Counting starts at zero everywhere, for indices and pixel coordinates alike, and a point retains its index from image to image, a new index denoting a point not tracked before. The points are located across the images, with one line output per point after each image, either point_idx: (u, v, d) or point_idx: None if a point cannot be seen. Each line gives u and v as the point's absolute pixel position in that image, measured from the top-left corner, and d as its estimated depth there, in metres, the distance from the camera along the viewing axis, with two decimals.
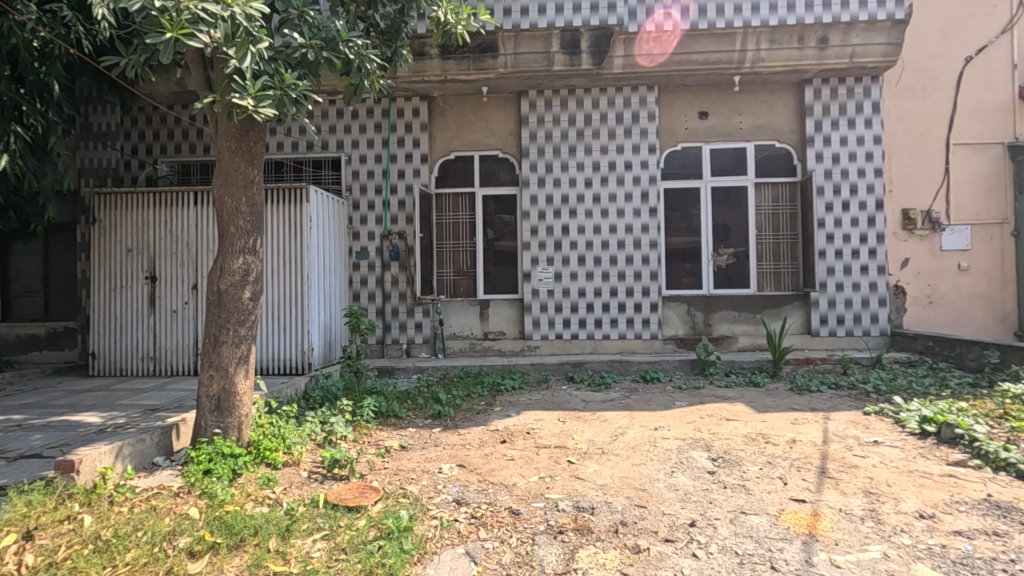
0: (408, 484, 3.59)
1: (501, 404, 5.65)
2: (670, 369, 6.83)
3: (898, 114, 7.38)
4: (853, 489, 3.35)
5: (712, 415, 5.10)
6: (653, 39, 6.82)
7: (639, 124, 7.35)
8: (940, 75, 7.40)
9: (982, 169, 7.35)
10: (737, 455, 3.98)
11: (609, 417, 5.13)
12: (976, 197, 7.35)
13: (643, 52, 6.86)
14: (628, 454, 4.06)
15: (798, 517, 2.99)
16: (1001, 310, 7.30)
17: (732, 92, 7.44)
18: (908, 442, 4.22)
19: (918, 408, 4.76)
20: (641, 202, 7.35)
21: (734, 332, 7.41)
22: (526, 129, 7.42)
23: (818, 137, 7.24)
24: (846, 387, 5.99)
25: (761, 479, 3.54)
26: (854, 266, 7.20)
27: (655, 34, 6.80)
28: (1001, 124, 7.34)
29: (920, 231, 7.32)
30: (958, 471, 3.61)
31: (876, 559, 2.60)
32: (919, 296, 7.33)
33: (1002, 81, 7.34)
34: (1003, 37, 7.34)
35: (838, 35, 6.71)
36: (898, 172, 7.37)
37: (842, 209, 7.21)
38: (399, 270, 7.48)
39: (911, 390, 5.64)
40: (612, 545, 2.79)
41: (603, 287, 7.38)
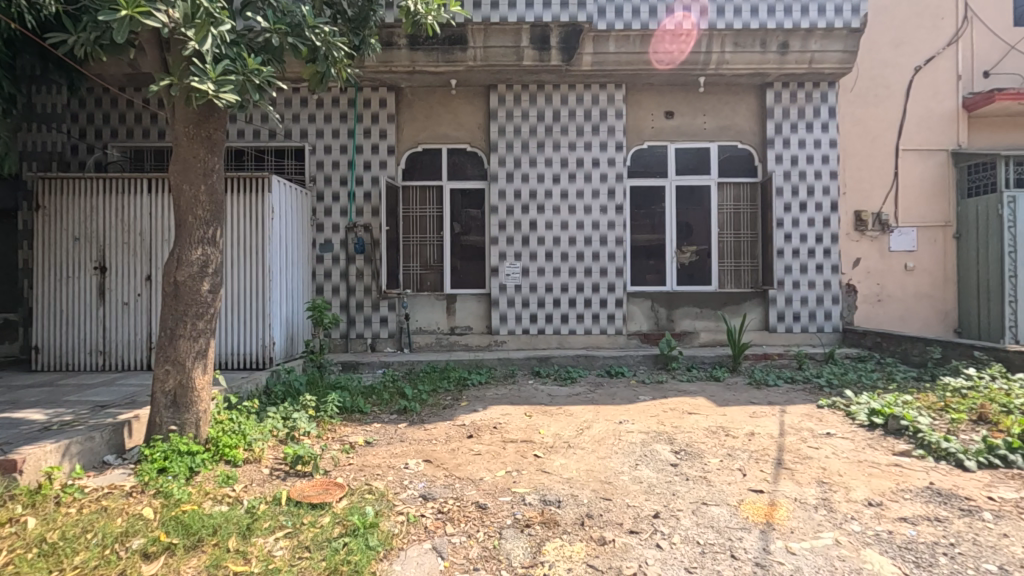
0: (373, 480, 3.55)
1: (468, 399, 5.65)
2: (634, 364, 6.96)
3: (851, 120, 7.70)
4: (808, 479, 3.49)
5: (675, 409, 5.22)
6: (665, 39, 6.93)
7: (606, 122, 7.43)
8: (892, 83, 7.74)
9: (928, 174, 7.72)
10: (699, 447, 4.09)
11: (575, 411, 5.19)
12: (922, 201, 7.72)
13: (655, 51, 6.95)
14: (594, 448, 4.11)
15: (756, 507, 3.10)
16: (943, 309, 7.72)
17: (696, 93, 7.59)
18: (858, 434, 4.41)
19: (867, 401, 4.99)
20: (608, 199, 7.44)
21: (695, 328, 7.59)
22: (495, 123, 7.39)
23: (778, 139, 7.47)
24: (800, 381, 6.23)
25: (721, 471, 3.64)
26: (810, 265, 7.47)
27: (668, 33, 6.89)
28: (946, 131, 7.73)
29: (871, 232, 7.66)
30: (904, 461, 3.79)
31: (829, 545, 2.70)
32: (869, 294, 7.67)
33: (948, 91, 7.73)
34: (949, 49, 7.72)
35: (798, 40, 6.94)
36: (851, 175, 7.69)
37: (800, 209, 7.46)
38: (364, 263, 7.37)
39: (861, 384, 5.92)
40: (578, 538, 2.81)
41: (570, 283, 7.44)
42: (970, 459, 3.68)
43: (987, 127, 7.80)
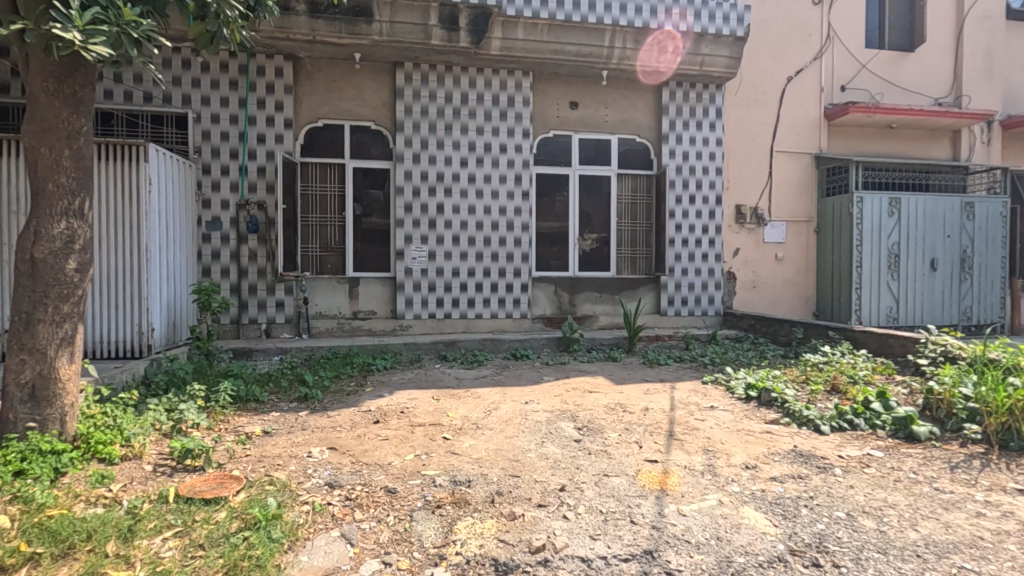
0: (274, 471, 3.37)
1: (373, 384, 5.52)
2: (538, 347, 7.18)
3: (734, 121, 8.40)
4: (695, 448, 3.83)
5: (576, 388, 5.48)
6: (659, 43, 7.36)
7: (514, 108, 7.51)
8: (769, 89, 8.53)
9: (796, 174, 8.64)
10: (600, 423, 4.33)
11: (482, 393, 5.26)
12: (791, 198, 8.64)
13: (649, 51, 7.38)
14: (501, 428, 4.21)
15: (651, 476, 3.35)
16: (805, 294, 8.74)
17: (599, 86, 7.88)
18: (737, 406, 4.90)
19: (744, 376, 5.56)
20: (514, 184, 7.54)
21: (595, 312, 7.96)
22: (401, 102, 7.18)
23: (671, 135, 7.98)
24: (688, 360, 6.78)
25: (620, 444, 3.89)
26: (697, 254, 8.10)
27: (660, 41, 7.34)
28: (811, 137, 8.68)
29: (749, 225, 8.45)
30: (774, 428, 4.27)
31: (714, 505, 2.98)
32: (745, 281, 8.48)
33: (813, 100, 8.67)
34: (815, 63, 8.65)
35: (691, 43, 7.42)
36: (733, 172, 8.41)
37: (689, 202, 8.04)
38: (258, 243, 6.89)
39: (738, 361, 6.57)
40: (489, 515, 2.86)
41: (477, 267, 7.48)
42: (825, 424, 4.23)
43: (843, 135, 8.87)
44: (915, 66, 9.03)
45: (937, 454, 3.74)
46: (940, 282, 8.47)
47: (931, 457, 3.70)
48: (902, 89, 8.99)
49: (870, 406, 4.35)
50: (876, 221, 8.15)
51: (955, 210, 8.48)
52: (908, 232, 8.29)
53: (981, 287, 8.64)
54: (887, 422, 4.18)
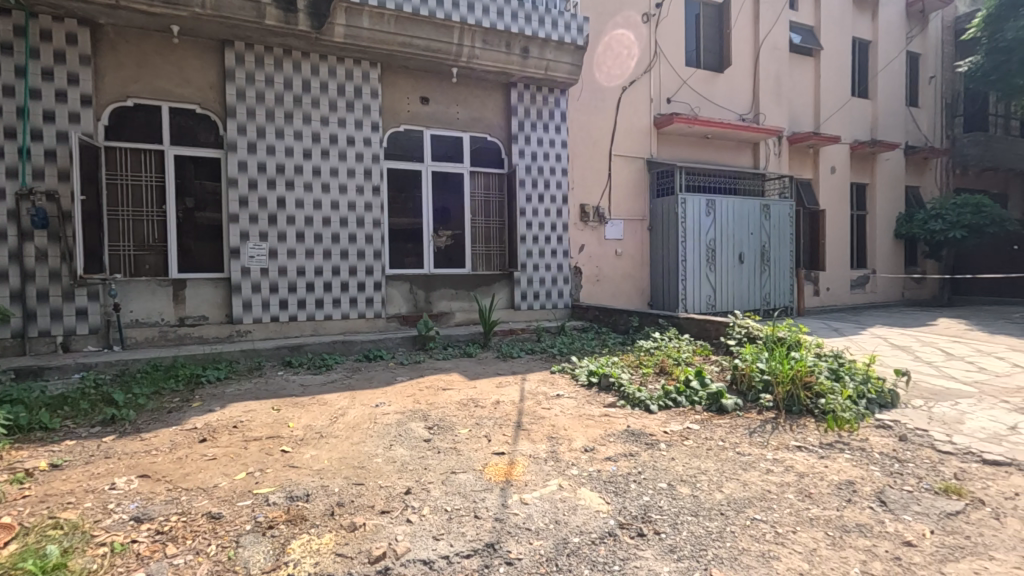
0: (62, 511, 2.84)
1: (201, 398, 4.94)
2: (393, 346, 7.00)
3: (578, 125, 8.93)
4: (540, 436, 4.00)
5: (430, 387, 5.42)
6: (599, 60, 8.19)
7: (361, 100, 7.21)
8: (608, 97, 9.20)
9: (631, 177, 9.45)
10: (451, 420, 4.34)
11: (330, 399, 4.98)
12: (627, 198, 9.43)
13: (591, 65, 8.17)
14: (347, 435, 4.01)
15: (497, 468, 3.42)
16: (641, 286, 9.62)
17: (450, 82, 7.88)
18: (580, 392, 5.23)
19: (587, 364, 5.95)
20: (364, 179, 7.24)
21: (451, 309, 7.97)
22: (232, 85, 6.51)
23: (521, 135, 8.25)
24: (539, 351, 7.09)
25: (469, 440, 3.92)
26: (547, 250, 8.48)
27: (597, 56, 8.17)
28: (644, 143, 9.55)
29: (592, 223, 9.06)
30: (611, 411, 4.63)
31: (554, 490, 3.13)
32: (590, 275, 9.09)
33: (644, 110, 9.54)
34: (645, 76, 9.53)
35: (536, 48, 7.74)
36: (577, 173, 8.95)
37: (539, 200, 8.38)
38: (48, 241, 5.80)
39: (584, 350, 7.03)
40: (327, 529, 2.70)
41: (325, 266, 7.06)
42: (654, 403, 4.67)
43: (669, 142, 9.88)
44: (724, 85, 10.38)
45: (740, 423, 4.33)
46: (746, 273, 9.85)
47: (735, 425, 4.27)
48: (714, 104, 10.27)
49: (690, 384, 4.91)
50: (697, 220, 9.21)
51: (755, 211, 9.92)
52: (722, 230, 9.50)
53: (775, 276, 10.22)
54: (702, 397, 4.75)
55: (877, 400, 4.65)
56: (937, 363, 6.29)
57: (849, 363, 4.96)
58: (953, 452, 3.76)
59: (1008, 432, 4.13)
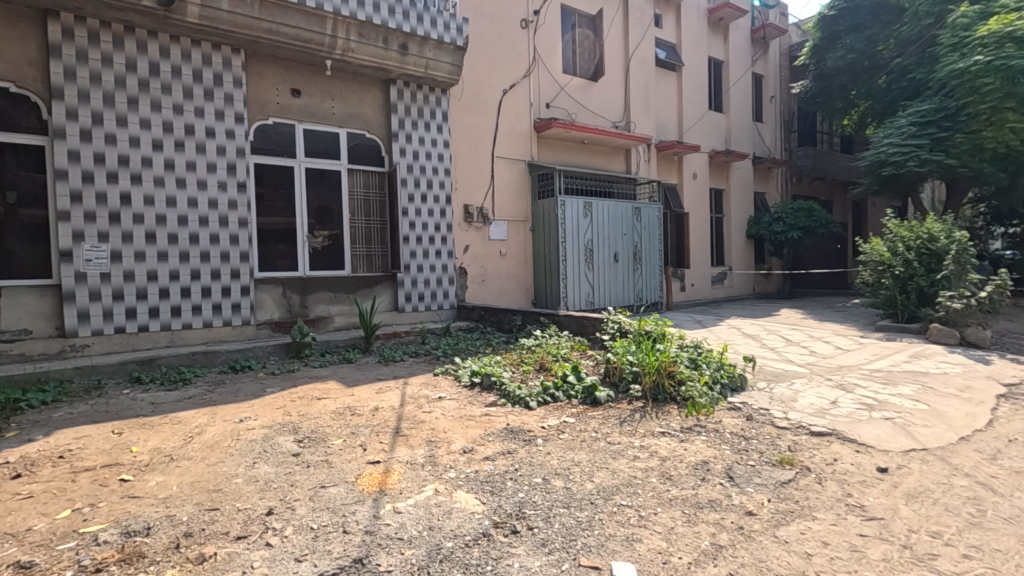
0: None
1: (18, 427, 4.20)
2: (263, 355, 6.49)
3: (460, 126, 8.90)
4: (419, 441, 3.91)
5: (303, 397, 5.09)
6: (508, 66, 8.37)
7: (222, 88, 6.60)
8: (489, 99, 9.27)
9: (513, 178, 9.62)
10: (324, 431, 4.10)
11: (184, 417, 4.48)
12: (510, 199, 9.60)
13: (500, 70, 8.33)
14: (203, 455, 3.63)
15: (371, 478, 3.29)
16: (524, 285, 9.85)
17: (323, 75, 7.48)
18: (461, 393, 5.21)
19: (470, 364, 5.95)
20: (227, 175, 6.63)
21: (330, 313, 7.57)
22: (58, 62, 5.62)
23: (401, 134, 8.05)
24: (422, 354, 6.97)
25: (343, 450, 3.73)
26: (430, 251, 8.36)
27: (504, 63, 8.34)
28: (524, 146, 9.77)
29: (476, 223, 9.09)
30: (492, 410, 4.65)
31: (429, 496, 3.07)
32: (474, 276, 9.12)
33: (524, 113, 9.76)
34: (525, 81, 9.75)
35: (415, 45, 7.60)
36: (460, 173, 8.92)
37: (421, 200, 8.23)
38: None
39: (467, 350, 7.03)
40: (170, 565, 2.41)
41: (181, 270, 6.34)
42: (533, 400, 4.79)
43: (548, 146, 10.22)
44: (598, 93, 10.95)
45: (612, 413, 4.56)
46: (621, 271, 10.47)
47: (608, 416, 4.49)
48: (590, 111, 10.79)
49: (567, 379, 5.10)
50: (575, 222, 9.60)
51: (628, 213, 10.57)
52: (598, 231, 10.00)
53: (646, 274, 10.97)
54: (578, 391, 4.95)
55: (729, 384, 5.15)
56: (778, 349, 7.13)
57: (706, 352, 5.44)
58: (788, 427, 4.27)
59: (830, 405, 4.77)
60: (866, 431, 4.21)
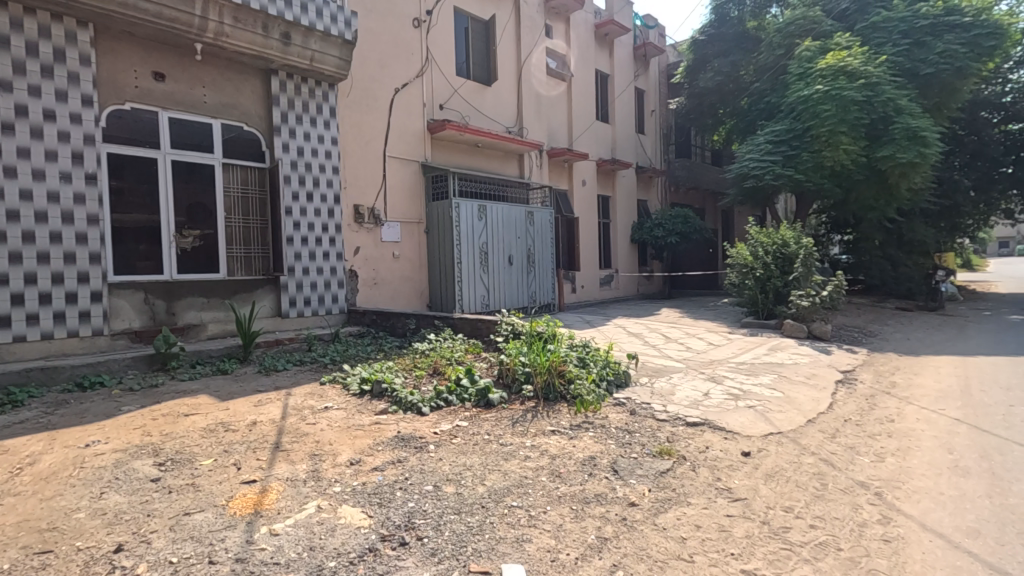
0: None
1: None
2: (120, 369, 5.75)
3: (350, 122, 8.53)
4: (301, 456, 3.67)
5: (167, 414, 4.57)
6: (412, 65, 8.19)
7: (64, 64, 5.70)
8: (380, 97, 8.98)
9: (406, 179, 9.41)
10: (191, 452, 3.70)
11: (12, 446, 3.83)
12: (404, 200, 9.37)
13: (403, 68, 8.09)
14: (37, 489, 3.12)
15: (245, 499, 3.02)
16: (419, 288, 9.67)
17: (193, 60, 6.82)
18: (350, 402, 4.98)
19: (360, 371, 5.70)
20: (72, 164, 5.73)
21: (202, 320, 6.90)
22: None
23: (284, 128, 7.54)
24: (308, 362, 6.56)
25: (213, 471, 3.39)
26: (318, 252, 7.92)
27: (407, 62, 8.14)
28: (418, 147, 9.60)
29: (367, 224, 8.77)
30: (382, 418, 4.48)
31: (311, 514, 2.88)
32: (366, 278, 8.78)
33: (417, 113, 9.59)
34: (418, 81, 9.59)
35: (298, 35, 7.18)
36: (350, 172, 8.54)
37: (307, 199, 7.77)
38: None
39: (358, 357, 6.74)
40: None
41: (10, 274, 5.35)
42: (426, 405, 4.69)
43: (442, 148, 10.14)
44: (492, 98, 11.06)
45: (505, 415, 4.59)
46: (515, 274, 10.64)
47: (500, 418, 4.52)
48: (484, 115, 10.87)
49: (460, 382, 5.06)
50: (470, 224, 9.60)
51: (521, 217, 10.77)
52: (493, 234, 10.09)
53: (539, 276, 11.25)
54: (471, 395, 4.93)
55: (615, 380, 5.42)
56: (659, 346, 7.63)
57: (594, 351, 5.67)
58: (667, 419, 4.57)
59: (703, 397, 5.19)
60: (733, 418, 4.62)
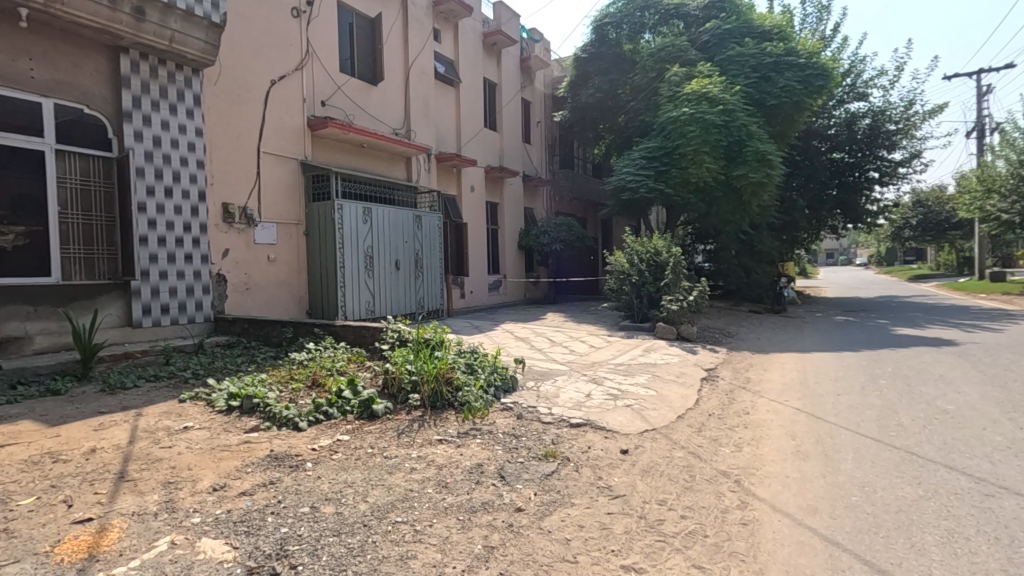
0: None
1: None
2: None
3: (218, 113, 7.76)
4: (152, 485, 3.23)
5: None
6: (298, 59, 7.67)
7: None
8: (254, 88, 8.29)
9: (283, 177, 8.78)
10: (5, 491, 3.10)
11: None
12: (280, 200, 8.73)
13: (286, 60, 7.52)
14: None
15: (77, 543, 2.58)
16: (297, 293, 9.06)
17: (16, 27, 5.79)
18: (215, 420, 4.50)
19: (227, 386, 5.17)
20: None
21: (26, 332, 5.88)
22: None
23: (136, 114, 6.68)
24: (164, 377, 5.83)
25: (34, 513, 2.86)
26: (178, 254, 7.10)
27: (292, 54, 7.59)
28: (297, 144, 9.00)
29: (238, 225, 8.04)
30: (252, 436, 4.10)
31: (163, 552, 2.53)
32: (236, 284, 8.04)
33: (296, 108, 8.99)
34: (297, 74, 9.01)
35: (155, 12, 6.42)
36: (218, 167, 7.77)
37: (165, 195, 6.94)
38: None
39: (226, 370, 6.13)
40: None
41: None
42: (303, 420, 4.37)
43: (324, 146, 9.62)
44: (378, 98, 10.72)
45: (390, 426, 4.42)
46: (402, 279, 10.37)
47: (386, 429, 4.34)
48: (369, 115, 10.50)
49: (342, 394, 4.79)
50: (354, 227, 9.18)
51: (409, 221, 10.54)
52: (378, 237, 9.75)
53: (427, 281, 11.08)
54: (354, 406, 4.69)
55: (502, 386, 5.46)
56: (545, 350, 7.85)
57: (482, 356, 5.66)
58: (552, 422, 4.69)
59: (585, 398, 5.40)
60: (612, 418, 4.85)
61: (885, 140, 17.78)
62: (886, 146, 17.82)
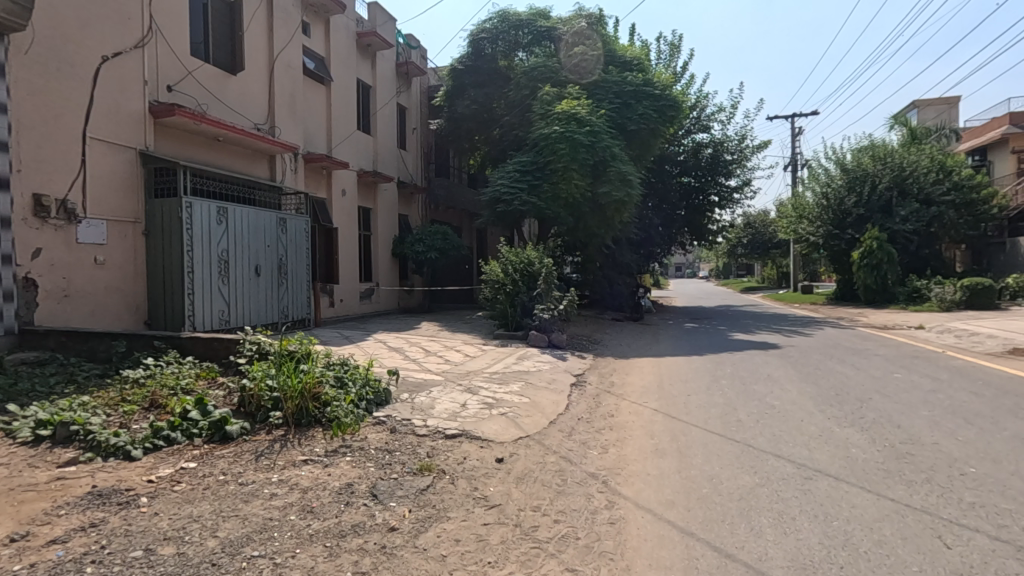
0: None
1: None
2: None
3: (29, 87, 6.51)
4: None
5: None
6: None
7: None
8: (80, 62, 7.11)
9: (117, 168, 7.64)
10: None
11: None
12: (112, 194, 7.57)
13: None
14: None
15: None
16: (131, 301, 7.91)
17: None
18: (17, 454, 3.72)
19: (34, 412, 4.30)
20: None
21: None
22: None
23: None
24: None
25: None
26: None
27: None
28: (135, 131, 7.89)
29: (54, 220, 6.81)
30: (67, 471, 3.45)
31: None
32: (52, 289, 6.80)
33: (134, 91, 7.88)
34: (136, 52, 7.90)
35: None
36: (29, 150, 6.51)
37: None
38: None
39: (33, 393, 5.09)
40: None
41: None
42: (137, 448, 3.79)
43: (169, 136, 8.55)
44: (236, 89, 9.81)
45: (246, 449, 4.01)
46: (262, 286, 9.54)
47: (241, 453, 3.92)
48: (225, 106, 9.57)
49: (187, 416, 4.22)
50: (206, 228, 8.25)
51: (272, 223, 9.74)
52: (235, 240, 8.87)
53: (292, 289, 10.32)
54: (203, 429, 4.17)
55: (374, 399, 5.20)
56: (419, 360, 7.69)
57: (353, 368, 5.36)
58: (427, 434, 4.57)
59: (461, 408, 5.36)
60: (488, 427, 4.86)
61: (724, 168, 20.20)
62: (724, 173, 20.24)
